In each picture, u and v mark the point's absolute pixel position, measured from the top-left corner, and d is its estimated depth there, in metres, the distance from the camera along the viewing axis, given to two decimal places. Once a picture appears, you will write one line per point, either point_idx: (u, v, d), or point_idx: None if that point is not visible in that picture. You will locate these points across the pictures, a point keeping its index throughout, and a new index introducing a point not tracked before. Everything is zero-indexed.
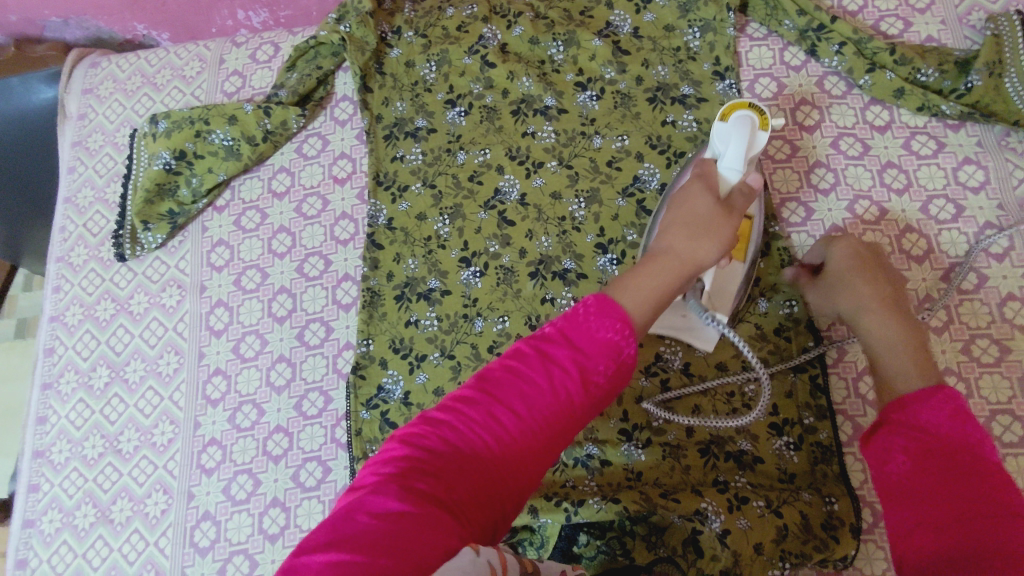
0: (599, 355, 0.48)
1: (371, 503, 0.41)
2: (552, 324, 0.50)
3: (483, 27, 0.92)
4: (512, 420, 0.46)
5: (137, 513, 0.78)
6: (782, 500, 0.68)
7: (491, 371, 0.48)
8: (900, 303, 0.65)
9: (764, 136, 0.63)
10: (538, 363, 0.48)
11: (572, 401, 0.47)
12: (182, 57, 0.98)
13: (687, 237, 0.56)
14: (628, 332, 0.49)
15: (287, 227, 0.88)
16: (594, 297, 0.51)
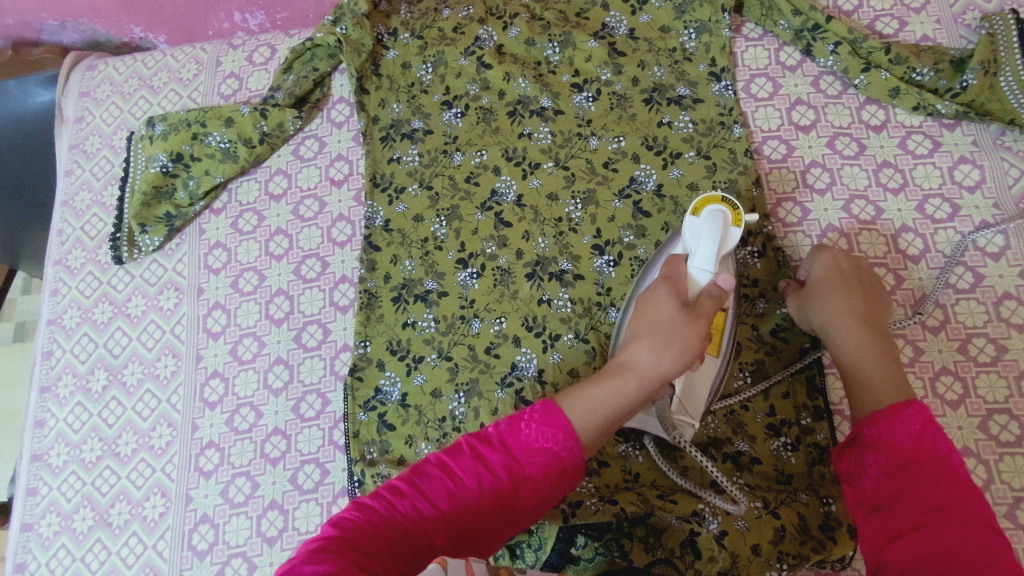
0: (535, 461, 0.51)
1: (307, 569, 0.41)
2: (495, 426, 0.53)
3: (479, 29, 0.92)
4: (444, 512, 0.49)
5: (135, 516, 0.78)
6: (780, 500, 0.68)
7: (431, 464, 0.51)
8: (873, 318, 0.66)
9: (736, 232, 0.65)
10: (475, 463, 0.51)
11: (499, 502, 0.50)
12: (178, 59, 0.98)
13: (650, 349, 0.57)
14: (567, 443, 0.52)
15: (285, 229, 0.88)
16: (539, 404, 0.54)
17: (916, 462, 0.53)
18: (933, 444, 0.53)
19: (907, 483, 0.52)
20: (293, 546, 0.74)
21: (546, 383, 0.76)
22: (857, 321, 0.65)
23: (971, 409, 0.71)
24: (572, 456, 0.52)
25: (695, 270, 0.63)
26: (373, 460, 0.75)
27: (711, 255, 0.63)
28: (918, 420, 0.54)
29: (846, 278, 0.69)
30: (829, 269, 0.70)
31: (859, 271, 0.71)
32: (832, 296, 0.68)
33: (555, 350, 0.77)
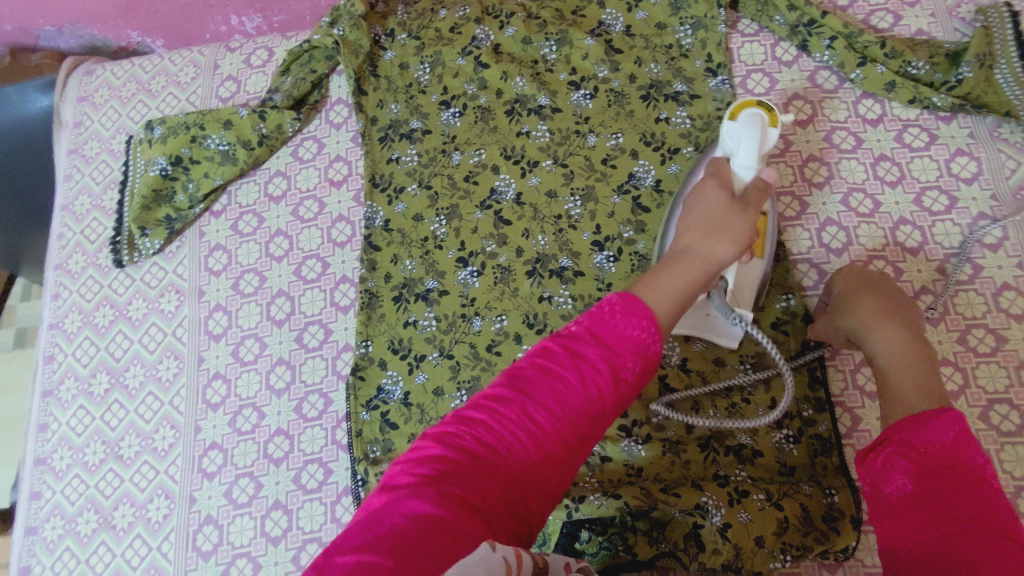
0: (629, 354, 0.47)
1: (407, 506, 0.40)
2: (579, 321, 0.49)
3: (476, 29, 0.92)
4: (544, 413, 0.45)
5: (139, 518, 0.78)
6: (783, 492, 0.69)
7: (522, 369, 0.47)
8: (903, 316, 0.63)
9: (776, 130, 0.65)
10: (570, 363, 0.46)
11: (602, 397, 0.46)
12: (176, 63, 0.98)
13: (706, 233, 0.56)
14: (655, 328, 0.48)
15: (285, 230, 0.88)
16: (618, 295, 0.49)
17: (941, 466, 0.47)
18: (967, 456, 0.47)
19: (927, 487, 0.46)
20: (297, 546, 0.74)
21: None
22: (892, 320, 0.62)
23: (971, 399, 0.72)
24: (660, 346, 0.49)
25: (740, 168, 0.63)
26: (376, 459, 0.75)
27: (753, 152, 0.63)
28: (954, 427, 0.49)
29: (873, 286, 0.67)
30: (853, 281, 0.68)
31: (884, 281, 0.69)
32: (861, 303, 0.65)
33: None
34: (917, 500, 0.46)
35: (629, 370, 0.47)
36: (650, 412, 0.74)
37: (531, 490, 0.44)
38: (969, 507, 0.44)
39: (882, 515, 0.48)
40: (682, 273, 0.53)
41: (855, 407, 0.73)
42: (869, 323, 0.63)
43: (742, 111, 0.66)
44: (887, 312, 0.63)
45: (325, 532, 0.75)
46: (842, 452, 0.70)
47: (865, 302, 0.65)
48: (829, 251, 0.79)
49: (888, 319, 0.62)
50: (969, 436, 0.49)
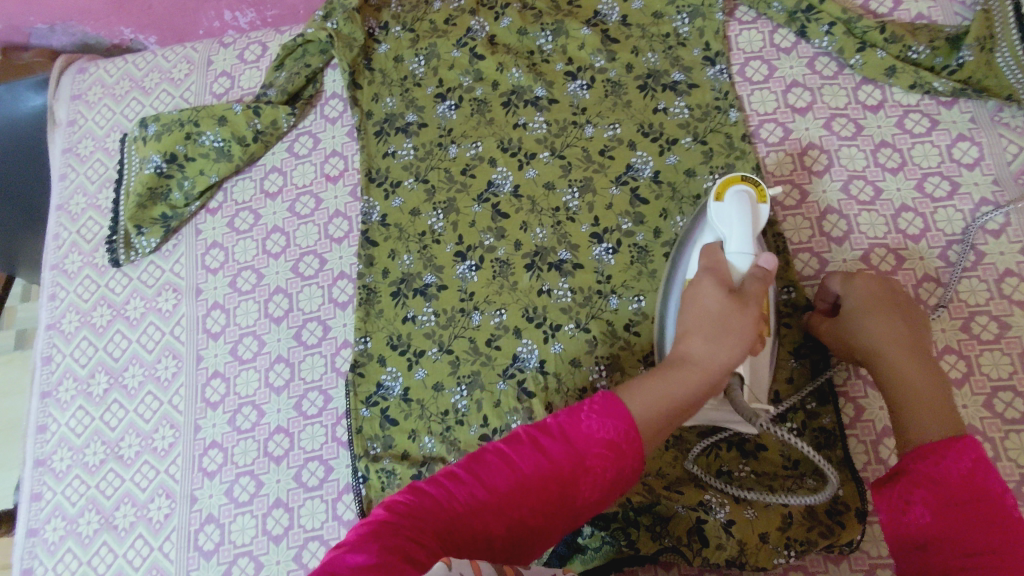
0: (594, 453, 0.49)
1: (351, 558, 0.37)
2: (554, 417, 0.51)
3: (471, 20, 0.91)
4: (500, 501, 0.46)
5: (140, 518, 0.78)
6: (786, 488, 0.69)
7: (487, 453, 0.48)
8: (918, 343, 0.62)
9: (764, 208, 0.65)
10: (535, 452, 0.48)
11: (556, 499, 0.47)
12: (169, 59, 0.98)
13: (707, 338, 0.55)
14: (628, 438, 0.50)
15: (281, 226, 0.87)
16: (598, 395, 0.52)
17: (964, 499, 0.48)
18: (984, 482, 0.49)
19: (952, 521, 0.48)
20: (299, 544, 0.74)
21: (548, 373, 0.76)
22: (911, 352, 0.61)
23: (975, 387, 0.71)
24: (626, 451, 0.50)
25: (736, 254, 0.62)
26: (376, 456, 0.75)
27: (748, 237, 0.62)
28: (970, 454, 0.50)
29: (887, 303, 0.65)
30: (866, 294, 0.66)
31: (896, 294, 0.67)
32: (878, 327, 0.63)
33: (557, 340, 0.77)
34: (945, 533, 0.48)
35: (589, 478, 0.48)
36: None
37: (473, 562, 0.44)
38: (994, 542, 0.46)
39: (906, 547, 0.50)
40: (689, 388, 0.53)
41: (858, 398, 0.72)
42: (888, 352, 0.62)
43: (729, 188, 0.65)
44: (904, 341, 0.62)
45: (326, 530, 0.74)
46: (846, 445, 0.70)
47: (881, 325, 0.63)
48: (830, 240, 0.79)
49: (906, 352, 0.61)
50: (985, 463, 0.50)
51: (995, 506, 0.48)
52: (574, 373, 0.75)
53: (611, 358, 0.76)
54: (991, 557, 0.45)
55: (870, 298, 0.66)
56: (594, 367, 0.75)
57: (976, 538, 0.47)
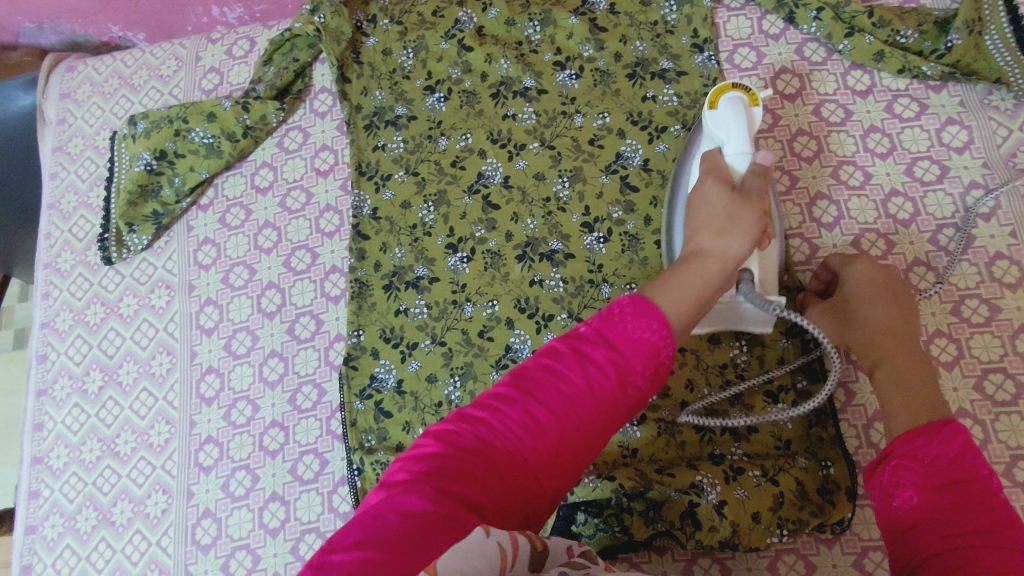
0: (636, 355, 0.47)
1: (405, 501, 0.39)
2: (588, 325, 0.49)
3: (459, 11, 0.91)
4: (548, 412, 0.45)
5: (138, 514, 0.79)
6: (778, 467, 0.69)
7: (527, 369, 0.47)
8: (911, 332, 0.62)
9: (758, 110, 0.66)
10: (575, 361, 0.46)
11: (605, 400, 0.46)
12: (158, 56, 0.97)
13: (715, 233, 0.56)
14: (665, 331, 0.48)
15: (273, 222, 0.87)
16: (628, 297, 0.49)
17: (952, 481, 0.48)
18: (973, 467, 0.49)
19: (938, 502, 0.47)
20: (296, 537, 0.75)
21: None
22: (903, 339, 0.61)
23: (966, 370, 0.71)
24: (668, 350, 0.49)
25: (734, 155, 0.63)
26: (371, 448, 0.75)
27: (744, 136, 0.63)
28: (960, 440, 0.50)
29: (886, 289, 0.65)
30: (866, 279, 0.66)
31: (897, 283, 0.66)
32: (873, 313, 0.63)
33: (549, 330, 0.77)
34: (931, 514, 0.47)
35: (636, 372, 0.47)
36: None
37: (534, 491, 0.44)
38: (982, 522, 0.45)
39: (892, 528, 0.50)
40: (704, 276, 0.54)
41: (849, 381, 0.73)
42: (881, 340, 0.61)
43: (723, 94, 0.67)
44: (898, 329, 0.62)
45: (322, 522, 0.75)
46: (837, 423, 0.70)
47: (877, 311, 0.63)
48: (820, 226, 0.79)
49: (898, 341, 0.61)
50: (975, 450, 0.50)
51: (982, 490, 0.48)
52: None
53: None
54: (979, 537, 0.44)
55: (870, 283, 0.66)
56: None
57: (963, 517, 0.46)
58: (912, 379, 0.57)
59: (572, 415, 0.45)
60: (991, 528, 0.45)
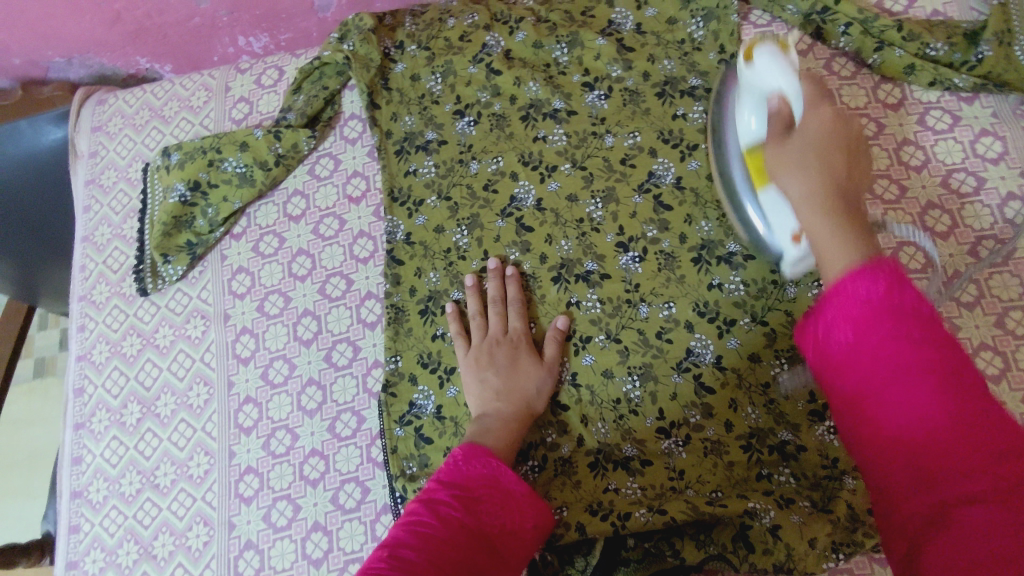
0: (480, 487, 0.61)
1: None
2: (435, 479, 0.62)
3: (486, 35, 0.92)
4: (423, 555, 0.52)
5: (179, 547, 0.78)
6: (827, 496, 0.68)
7: (396, 533, 0.55)
8: (851, 202, 0.52)
9: (794, 51, 0.64)
10: (431, 507, 0.58)
11: (474, 532, 0.57)
12: (188, 87, 0.98)
13: (508, 388, 0.73)
14: (501, 468, 0.63)
15: (307, 249, 0.87)
16: (460, 448, 0.64)
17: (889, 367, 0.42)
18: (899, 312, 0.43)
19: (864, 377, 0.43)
20: (339, 567, 0.74)
21: (580, 386, 0.76)
22: (840, 193, 0.52)
23: (1014, 383, 0.71)
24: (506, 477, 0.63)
25: (786, 95, 0.61)
26: (413, 475, 0.75)
27: (789, 73, 0.62)
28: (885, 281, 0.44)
29: (841, 141, 0.55)
30: (828, 126, 0.55)
31: (852, 140, 0.56)
32: (815, 159, 0.53)
33: (588, 352, 0.77)
34: (856, 369, 0.43)
35: (489, 511, 0.60)
36: (686, 413, 0.74)
37: None
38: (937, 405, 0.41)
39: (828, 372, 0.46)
40: (507, 443, 0.69)
41: None
42: (801, 200, 0.53)
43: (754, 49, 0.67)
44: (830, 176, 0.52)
45: (365, 552, 0.74)
46: None
47: (807, 163, 0.53)
48: None
49: (824, 180, 0.52)
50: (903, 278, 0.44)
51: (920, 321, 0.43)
52: (607, 386, 0.76)
53: (644, 367, 0.76)
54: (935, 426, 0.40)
55: (826, 130, 0.55)
56: (627, 378, 0.76)
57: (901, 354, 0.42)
58: (842, 228, 0.50)
59: (447, 550, 0.54)
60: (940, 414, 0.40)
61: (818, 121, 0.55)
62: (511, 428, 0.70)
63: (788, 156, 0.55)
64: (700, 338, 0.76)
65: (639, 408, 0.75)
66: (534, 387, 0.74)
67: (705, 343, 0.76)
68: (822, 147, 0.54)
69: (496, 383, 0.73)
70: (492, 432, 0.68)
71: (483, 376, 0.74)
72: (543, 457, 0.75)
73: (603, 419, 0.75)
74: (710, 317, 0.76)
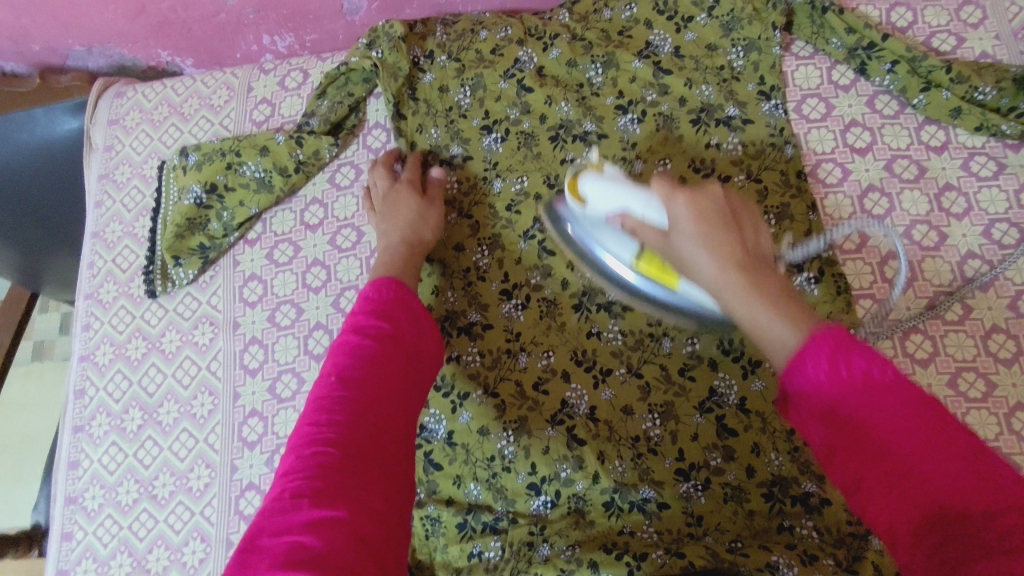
0: (400, 312, 0.64)
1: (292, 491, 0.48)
2: (354, 311, 0.63)
3: (519, 50, 0.89)
4: (357, 387, 0.55)
5: (174, 562, 0.76)
6: (852, 555, 0.65)
7: (329, 367, 0.57)
8: (772, 278, 0.51)
9: (611, 168, 0.68)
10: (357, 336, 0.60)
11: (402, 349, 0.61)
12: (209, 85, 0.96)
13: (398, 225, 0.78)
14: (408, 290, 0.66)
15: (322, 260, 0.85)
16: (371, 283, 0.66)
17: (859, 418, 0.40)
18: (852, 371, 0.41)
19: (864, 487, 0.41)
20: None
21: (599, 421, 0.73)
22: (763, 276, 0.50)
23: None
24: (416, 297, 0.66)
25: (630, 211, 0.62)
26: (420, 501, 0.74)
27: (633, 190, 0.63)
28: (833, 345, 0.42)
29: (719, 218, 0.54)
30: (697, 211, 0.54)
31: (726, 203, 0.56)
32: (716, 244, 0.53)
33: (607, 386, 0.75)
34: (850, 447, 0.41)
35: (410, 328, 0.63)
36: (707, 455, 0.71)
37: (386, 445, 0.54)
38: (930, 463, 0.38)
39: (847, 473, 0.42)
40: (397, 265, 0.74)
41: None
42: (717, 291, 0.52)
43: (579, 183, 0.69)
44: (743, 268, 0.51)
45: None
46: None
47: (710, 251, 0.52)
48: (892, 287, 0.76)
49: (726, 255, 0.52)
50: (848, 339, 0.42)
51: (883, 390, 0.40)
52: (626, 422, 0.73)
53: (665, 406, 0.73)
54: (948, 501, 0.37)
55: (696, 210, 0.54)
56: (648, 416, 0.73)
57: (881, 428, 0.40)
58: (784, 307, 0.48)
59: (384, 372, 0.57)
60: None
61: (683, 204, 0.55)
62: (395, 250, 0.76)
63: (683, 249, 0.55)
64: (724, 376, 0.73)
65: (658, 447, 0.72)
66: (419, 217, 0.79)
67: (728, 382, 0.73)
68: (708, 246, 0.53)
69: (383, 227, 0.80)
70: (384, 261, 0.74)
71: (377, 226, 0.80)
72: (557, 492, 0.72)
73: (621, 457, 0.72)
74: (735, 356, 0.74)
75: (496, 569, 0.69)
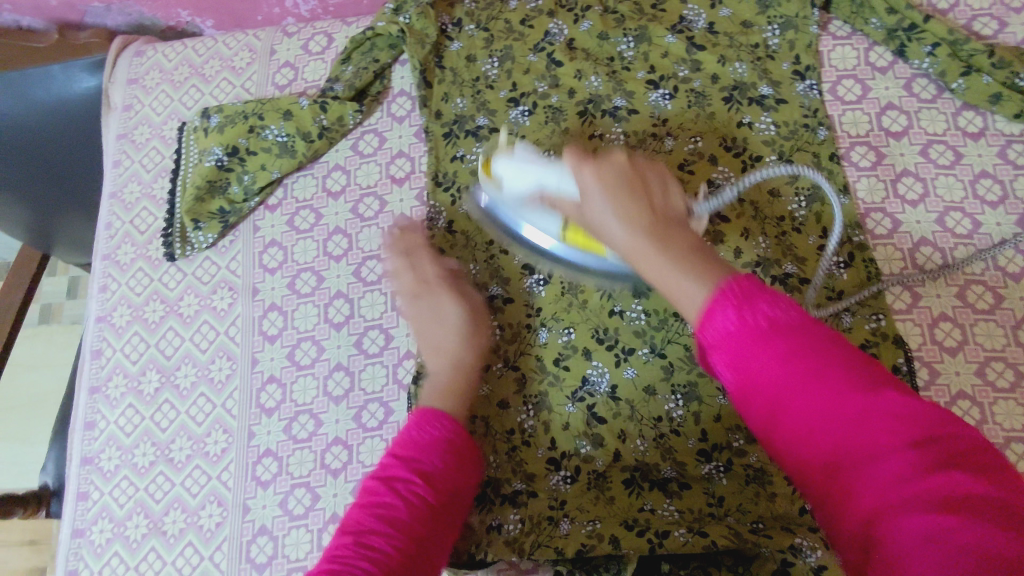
0: (435, 454, 0.60)
1: None
2: (391, 451, 0.60)
3: (549, 22, 0.87)
4: (373, 551, 0.52)
5: (190, 525, 0.75)
6: None
7: (353, 517, 0.55)
8: (676, 232, 0.52)
9: (522, 147, 0.69)
10: (386, 484, 0.57)
11: (433, 502, 0.57)
12: (230, 46, 0.94)
13: (453, 340, 0.71)
14: (454, 428, 0.62)
15: (344, 228, 0.84)
16: (415, 414, 0.63)
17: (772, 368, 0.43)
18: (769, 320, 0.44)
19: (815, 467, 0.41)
20: None
21: (620, 400, 0.73)
22: (673, 241, 0.51)
23: None
24: (462, 436, 0.62)
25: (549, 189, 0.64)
26: None
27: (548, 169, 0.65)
28: (739, 298, 0.45)
29: (624, 185, 0.55)
30: (601, 180, 0.56)
31: (634, 169, 0.57)
32: (627, 201, 0.54)
33: (630, 365, 0.74)
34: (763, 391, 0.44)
35: (446, 473, 0.59)
36: (729, 436, 0.71)
37: None
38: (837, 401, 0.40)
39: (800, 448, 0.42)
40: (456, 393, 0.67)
41: None
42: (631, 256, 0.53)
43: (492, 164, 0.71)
44: (649, 225, 0.52)
45: None
46: None
47: (622, 212, 0.53)
48: (923, 274, 0.75)
49: (637, 220, 0.53)
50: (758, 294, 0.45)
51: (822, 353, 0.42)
52: (648, 402, 0.72)
53: (688, 387, 0.72)
54: (980, 531, 0.35)
55: (608, 177, 0.56)
56: (670, 397, 0.72)
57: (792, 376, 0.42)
58: (695, 268, 0.48)
59: (409, 533, 0.54)
60: (986, 478, 0.37)
61: (590, 179, 0.57)
62: (456, 372, 0.69)
63: (599, 223, 0.56)
64: None
65: (681, 428, 0.71)
66: (476, 330, 0.72)
67: None
68: (617, 215, 0.53)
69: (438, 335, 0.72)
70: (438, 391, 0.67)
71: (429, 331, 0.72)
72: (576, 468, 0.71)
73: (642, 437, 0.72)
74: None
75: (516, 542, 0.69)
